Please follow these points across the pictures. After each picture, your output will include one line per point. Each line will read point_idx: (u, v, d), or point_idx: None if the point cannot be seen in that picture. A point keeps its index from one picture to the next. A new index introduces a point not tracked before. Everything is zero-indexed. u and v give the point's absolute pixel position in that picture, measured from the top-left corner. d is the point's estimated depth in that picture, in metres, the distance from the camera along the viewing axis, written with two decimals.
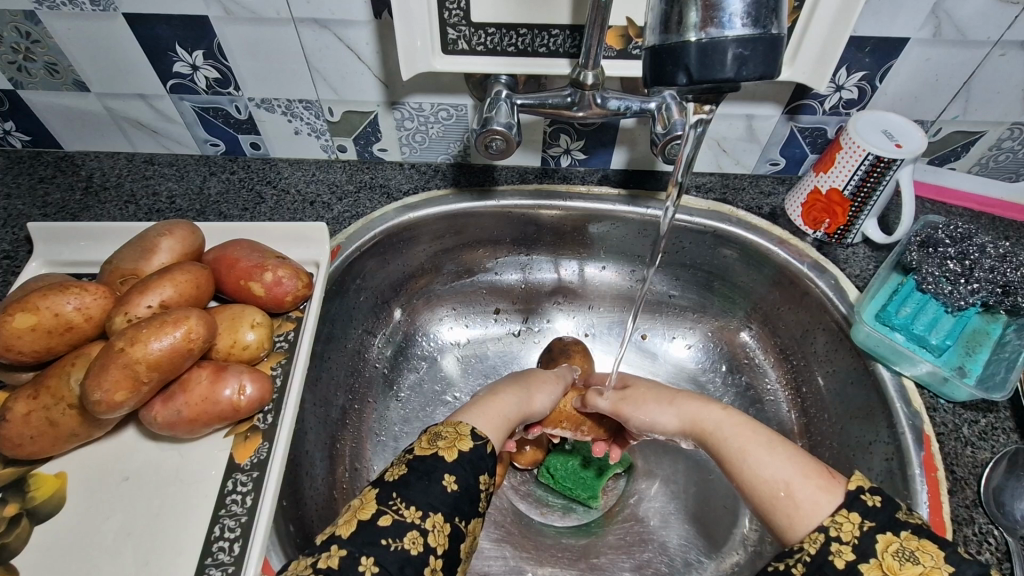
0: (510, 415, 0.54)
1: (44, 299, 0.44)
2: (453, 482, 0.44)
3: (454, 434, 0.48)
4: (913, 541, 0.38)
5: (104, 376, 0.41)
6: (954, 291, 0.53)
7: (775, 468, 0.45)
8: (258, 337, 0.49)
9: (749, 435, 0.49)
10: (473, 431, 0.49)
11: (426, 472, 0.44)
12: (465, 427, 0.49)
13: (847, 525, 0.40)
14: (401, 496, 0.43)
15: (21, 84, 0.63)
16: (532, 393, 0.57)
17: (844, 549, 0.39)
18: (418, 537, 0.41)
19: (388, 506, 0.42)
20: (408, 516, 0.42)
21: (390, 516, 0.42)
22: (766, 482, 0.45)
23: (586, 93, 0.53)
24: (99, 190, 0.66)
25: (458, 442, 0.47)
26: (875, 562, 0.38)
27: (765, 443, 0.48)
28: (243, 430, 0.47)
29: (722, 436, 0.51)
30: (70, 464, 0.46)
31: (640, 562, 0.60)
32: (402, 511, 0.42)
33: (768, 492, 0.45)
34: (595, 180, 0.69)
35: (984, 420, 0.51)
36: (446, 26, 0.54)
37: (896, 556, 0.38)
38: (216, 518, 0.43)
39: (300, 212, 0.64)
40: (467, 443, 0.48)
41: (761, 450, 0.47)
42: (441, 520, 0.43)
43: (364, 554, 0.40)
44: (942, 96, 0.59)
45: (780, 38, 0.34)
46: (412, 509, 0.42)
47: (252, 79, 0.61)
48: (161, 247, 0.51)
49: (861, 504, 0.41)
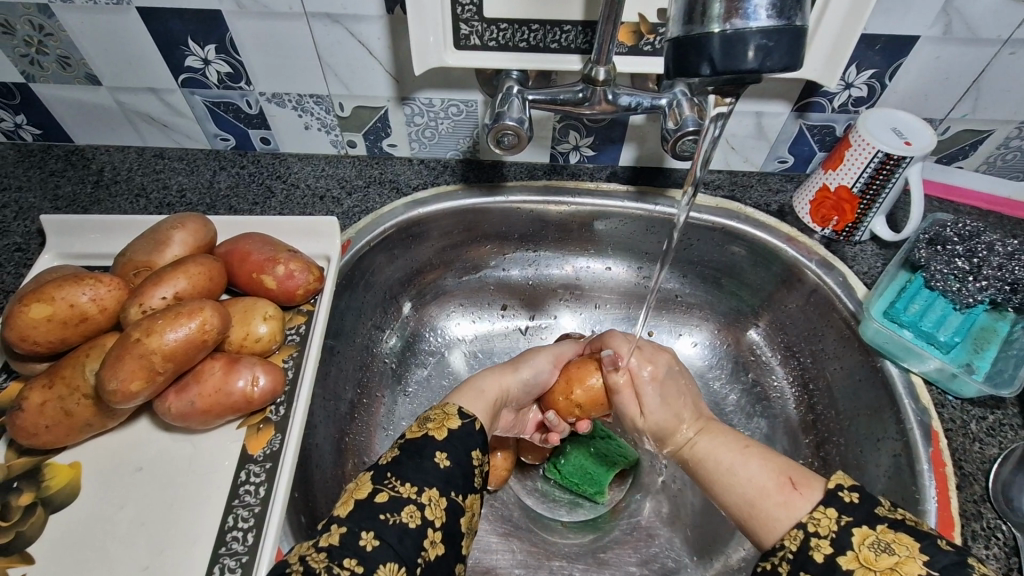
0: (485, 389, 0.55)
1: (59, 290, 0.44)
2: (445, 459, 0.45)
3: (442, 414, 0.49)
4: (889, 534, 0.38)
5: (120, 366, 0.41)
6: (962, 289, 0.53)
7: (742, 487, 0.47)
8: (271, 330, 0.49)
9: (714, 464, 0.51)
10: (460, 410, 0.49)
11: (418, 451, 0.45)
12: (452, 407, 0.50)
13: (825, 520, 0.40)
14: (395, 475, 0.43)
15: (33, 77, 0.63)
16: (513, 368, 0.58)
17: (822, 543, 0.40)
18: (416, 510, 0.42)
19: (385, 484, 0.43)
20: (405, 492, 0.42)
21: (387, 493, 0.42)
22: (735, 505, 0.47)
23: (598, 89, 0.53)
24: (110, 184, 0.66)
25: (447, 421, 0.48)
26: (852, 554, 0.38)
27: (730, 463, 0.49)
28: (256, 421, 0.48)
29: (702, 464, 0.52)
30: (84, 454, 0.46)
31: (646, 557, 0.61)
32: (397, 488, 0.42)
33: (740, 515, 0.47)
34: (604, 177, 0.69)
35: (992, 416, 0.51)
36: (459, 21, 0.54)
37: (872, 548, 0.38)
38: (230, 508, 0.44)
39: (310, 206, 0.65)
40: (454, 421, 0.48)
41: (725, 481, 0.49)
42: (437, 494, 0.43)
43: (363, 529, 0.40)
44: (952, 95, 0.59)
45: (804, 28, 0.34)
46: (408, 485, 0.43)
47: (263, 74, 0.62)
48: (173, 239, 0.51)
49: (838, 500, 0.41)
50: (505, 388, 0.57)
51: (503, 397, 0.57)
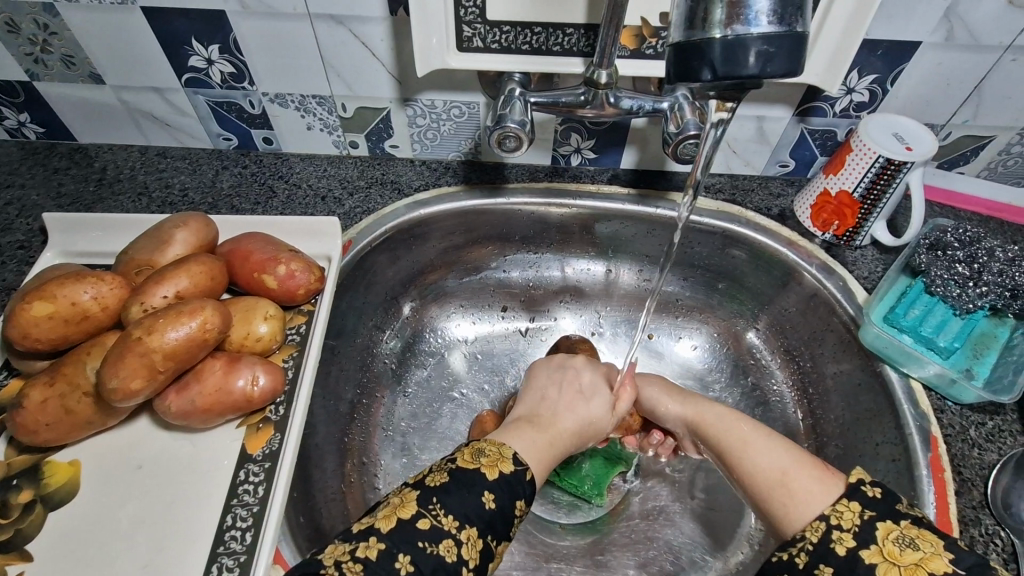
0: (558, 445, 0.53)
1: (61, 288, 0.44)
2: (492, 500, 0.44)
3: (498, 454, 0.48)
4: (912, 530, 0.38)
5: (121, 364, 0.41)
6: (962, 294, 0.53)
7: (774, 460, 0.47)
8: (271, 330, 0.50)
9: (750, 431, 0.51)
10: (515, 455, 0.48)
11: (468, 484, 0.44)
12: (508, 449, 0.48)
13: (848, 513, 0.40)
14: (441, 503, 0.43)
15: (37, 75, 0.63)
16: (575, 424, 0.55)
17: (844, 536, 0.39)
18: (453, 546, 0.42)
19: (428, 510, 0.43)
20: (446, 525, 0.42)
21: (429, 520, 0.42)
22: (765, 472, 0.47)
23: (600, 92, 0.53)
24: (113, 182, 0.67)
25: (500, 463, 0.47)
26: (876, 549, 0.38)
27: (764, 438, 0.50)
28: (255, 421, 0.48)
29: (727, 430, 0.53)
30: (84, 452, 0.46)
31: (645, 560, 0.61)
32: (439, 518, 0.42)
33: (766, 483, 0.47)
34: (605, 180, 0.69)
35: (992, 423, 0.51)
36: (462, 23, 0.54)
37: (896, 543, 0.38)
38: (229, 507, 0.44)
39: (312, 207, 0.65)
40: (508, 466, 0.47)
41: (758, 446, 0.50)
42: (475, 534, 0.43)
43: (401, 551, 0.40)
44: (954, 100, 0.59)
45: (805, 34, 0.34)
46: (450, 517, 0.42)
47: (267, 74, 0.62)
48: (175, 238, 0.51)
49: (861, 494, 0.41)
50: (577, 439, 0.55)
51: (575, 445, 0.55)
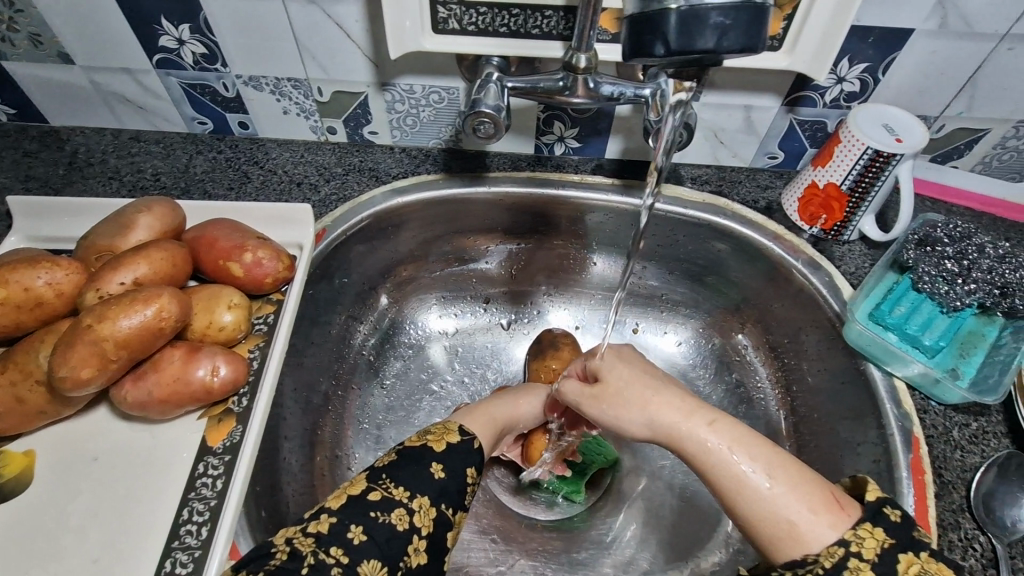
0: (498, 415, 0.53)
1: (14, 273, 0.43)
2: (441, 470, 0.43)
3: (442, 429, 0.47)
4: (932, 564, 0.35)
5: (71, 353, 0.40)
6: (950, 291, 0.51)
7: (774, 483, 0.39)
8: (235, 319, 0.48)
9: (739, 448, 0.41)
10: (461, 427, 0.48)
11: (417, 458, 0.43)
12: (454, 424, 0.48)
13: (870, 541, 0.36)
14: (390, 476, 0.42)
15: (4, 54, 0.61)
16: (519, 399, 0.56)
17: (863, 566, 0.35)
18: (405, 515, 0.41)
19: (379, 483, 0.41)
20: (397, 495, 0.41)
21: (379, 492, 0.41)
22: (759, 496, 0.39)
23: (578, 77, 0.51)
24: (84, 166, 0.65)
25: (447, 436, 0.46)
26: None
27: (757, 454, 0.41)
28: (217, 413, 0.46)
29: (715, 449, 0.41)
30: (39, 442, 0.45)
31: (621, 559, 0.60)
32: (391, 489, 0.41)
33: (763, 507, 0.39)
34: (590, 169, 0.67)
35: (976, 424, 0.50)
36: (437, 4, 0.52)
37: None
38: (186, 501, 0.43)
39: (286, 193, 0.63)
40: (455, 436, 0.47)
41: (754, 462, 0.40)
42: (428, 503, 0.42)
43: (354, 521, 0.39)
44: (948, 91, 0.57)
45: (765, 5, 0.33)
46: (401, 488, 0.41)
47: (239, 56, 0.60)
48: (138, 223, 0.50)
49: (884, 518, 0.37)
50: (512, 419, 0.55)
51: (511, 424, 0.55)
